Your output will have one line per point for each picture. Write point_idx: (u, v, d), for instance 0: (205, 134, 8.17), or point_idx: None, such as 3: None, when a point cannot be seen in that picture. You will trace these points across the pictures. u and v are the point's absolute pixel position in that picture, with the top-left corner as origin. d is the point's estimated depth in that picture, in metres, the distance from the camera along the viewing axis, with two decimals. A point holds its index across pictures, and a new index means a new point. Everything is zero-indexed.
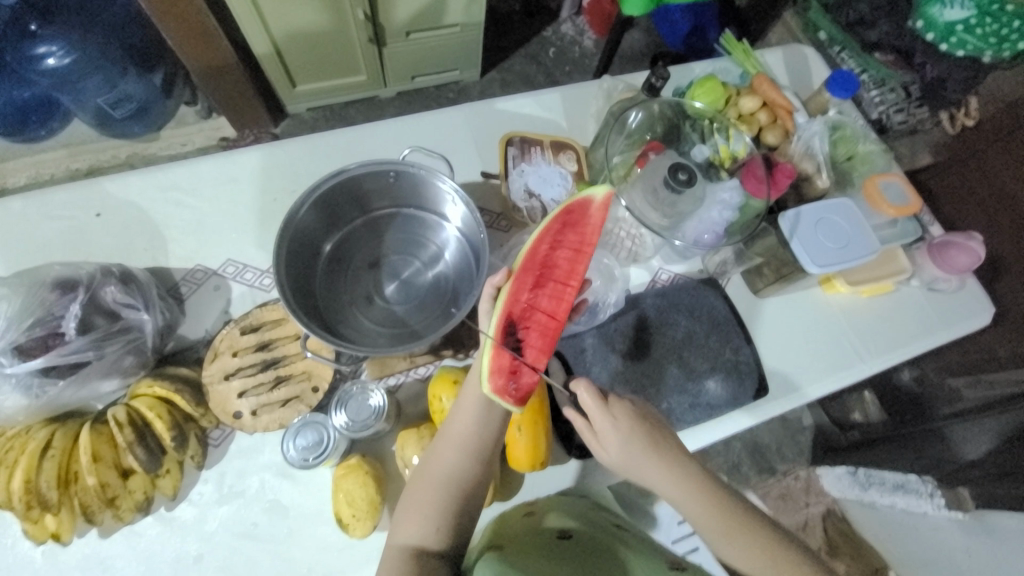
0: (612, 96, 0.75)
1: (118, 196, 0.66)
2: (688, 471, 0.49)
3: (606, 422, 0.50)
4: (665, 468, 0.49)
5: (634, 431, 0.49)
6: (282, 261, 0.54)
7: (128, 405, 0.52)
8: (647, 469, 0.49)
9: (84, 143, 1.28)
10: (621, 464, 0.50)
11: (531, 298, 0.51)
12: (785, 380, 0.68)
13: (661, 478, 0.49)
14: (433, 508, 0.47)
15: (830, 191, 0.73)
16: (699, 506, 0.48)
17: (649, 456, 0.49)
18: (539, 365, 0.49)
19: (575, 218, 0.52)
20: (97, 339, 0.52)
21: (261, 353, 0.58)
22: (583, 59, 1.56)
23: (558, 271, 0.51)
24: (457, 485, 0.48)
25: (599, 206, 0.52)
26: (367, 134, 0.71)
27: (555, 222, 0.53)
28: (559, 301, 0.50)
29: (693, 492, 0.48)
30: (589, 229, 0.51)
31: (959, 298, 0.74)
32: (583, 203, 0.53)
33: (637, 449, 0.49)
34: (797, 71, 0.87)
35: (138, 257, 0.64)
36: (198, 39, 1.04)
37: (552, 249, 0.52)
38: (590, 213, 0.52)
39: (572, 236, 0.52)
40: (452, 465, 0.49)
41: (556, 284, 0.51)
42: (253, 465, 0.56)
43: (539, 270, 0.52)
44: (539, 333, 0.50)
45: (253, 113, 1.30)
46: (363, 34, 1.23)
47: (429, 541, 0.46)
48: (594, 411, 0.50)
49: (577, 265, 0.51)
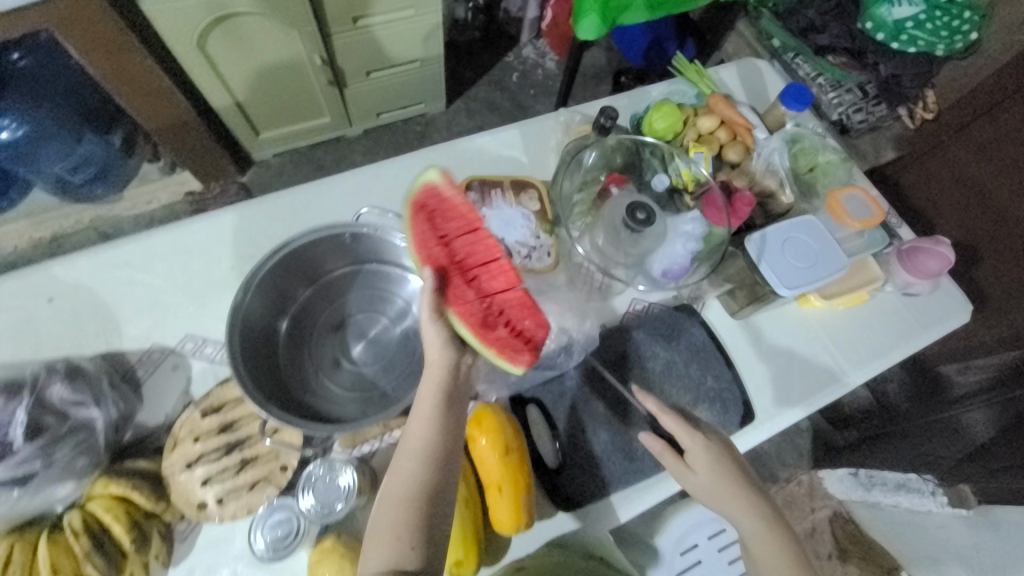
0: (570, 129, 0.75)
1: (68, 279, 0.63)
2: (763, 508, 0.53)
3: (693, 439, 0.55)
4: (749, 507, 0.53)
5: (718, 453, 0.55)
6: (238, 350, 0.52)
7: (84, 510, 0.49)
8: (731, 502, 0.53)
9: (47, 212, 1.25)
10: (706, 488, 0.54)
11: (478, 288, 0.53)
12: (772, 403, 0.66)
13: (741, 513, 0.53)
14: (405, 527, 0.45)
15: (796, 206, 0.73)
16: (766, 547, 0.51)
17: (732, 485, 0.53)
18: (538, 319, 0.53)
19: (435, 207, 0.55)
20: (46, 445, 0.49)
21: (224, 435, 0.55)
22: (547, 80, 1.57)
23: (472, 250, 0.55)
24: (425, 499, 0.46)
25: (446, 184, 0.56)
26: (324, 189, 0.69)
27: (426, 224, 0.55)
28: (497, 265, 0.54)
29: (767, 532, 0.52)
30: (454, 209, 0.55)
31: (936, 299, 0.74)
32: (429, 193, 0.56)
33: (721, 470, 0.54)
34: (753, 85, 0.87)
35: (88, 343, 0.60)
36: (151, 98, 1.03)
37: (446, 245, 0.54)
38: (448, 197, 0.55)
39: (450, 221, 0.55)
40: (415, 479, 0.47)
41: (479, 262, 0.54)
42: (224, 557, 0.53)
43: (457, 267, 0.54)
44: (515, 301, 0.53)
45: (218, 164, 1.29)
46: (323, 77, 1.22)
47: (406, 560, 0.44)
48: (678, 429, 0.56)
49: (476, 234, 0.55)
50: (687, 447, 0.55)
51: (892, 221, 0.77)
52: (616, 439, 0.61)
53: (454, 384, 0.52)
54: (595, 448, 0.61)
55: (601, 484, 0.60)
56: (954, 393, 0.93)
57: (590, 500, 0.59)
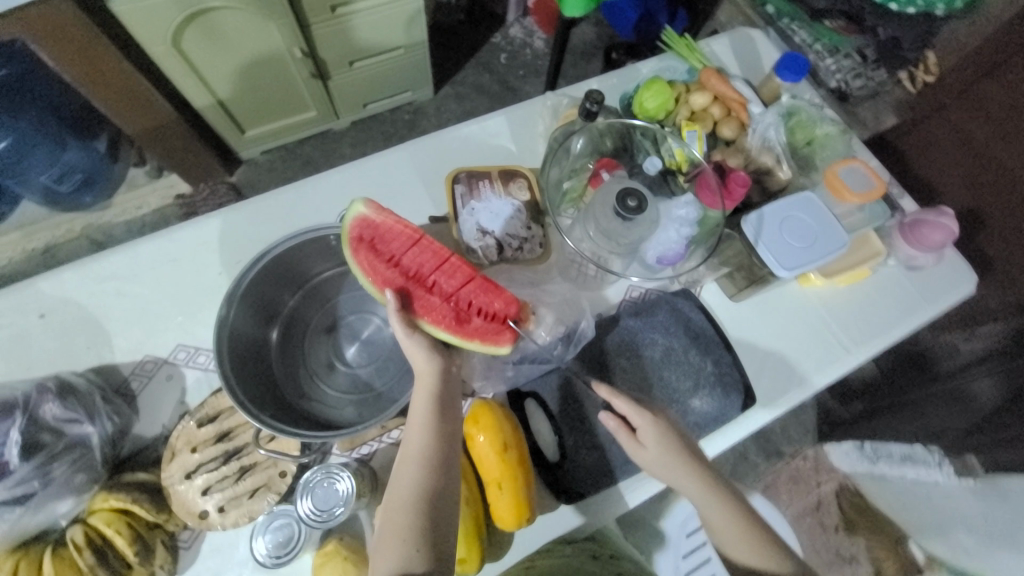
0: (558, 112, 0.73)
1: (56, 293, 0.61)
2: (709, 472, 0.52)
3: (645, 418, 0.53)
4: (695, 475, 0.51)
5: (668, 436, 0.52)
6: (230, 370, 0.51)
7: (87, 523, 0.49)
8: (680, 472, 0.51)
9: (38, 223, 1.20)
10: (658, 463, 0.52)
11: (441, 292, 0.53)
12: (772, 384, 0.66)
13: (688, 481, 0.51)
14: (408, 530, 0.45)
15: (794, 182, 0.71)
16: (715, 508, 0.51)
17: (682, 462, 0.52)
18: (504, 296, 0.53)
19: (372, 235, 0.54)
20: (45, 461, 0.49)
21: (222, 443, 0.54)
22: (536, 60, 1.53)
23: (423, 260, 0.54)
24: (426, 501, 0.46)
25: (374, 211, 0.54)
26: (308, 190, 0.67)
27: (368, 252, 0.53)
28: (450, 264, 0.54)
29: (715, 496, 0.51)
30: (390, 231, 0.54)
31: (939, 270, 0.72)
32: (362, 224, 0.54)
33: (674, 450, 0.52)
34: (747, 57, 0.84)
35: (81, 357, 0.59)
36: (132, 101, 1.00)
37: (395, 265, 0.53)
38: (379, 221, 0.54)
39: (391, 242, 0.54)
40: (413, 485, 0.46)
41: (433, 269, 0.54)
42: (229, 562, 0.53)
43: (414, 281, 0.53)
44: (478, 290, 0.53)
45: (206, 164, 1.26)
46: (304, 70, 1.18)
47: (414, 563, 0.44)
48: (631, 411, 0.53)
49: (420, 245, 0.54)
50: (638, 425, 0.53)
51: (894, 192, 0.75)
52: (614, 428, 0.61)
53: (447, 387, 0.51)
54: (594, 440, 0.60)
55: (602, 475, 0.59)
56: (951, 364, 1.00)
57: (592, 491, 0.59)
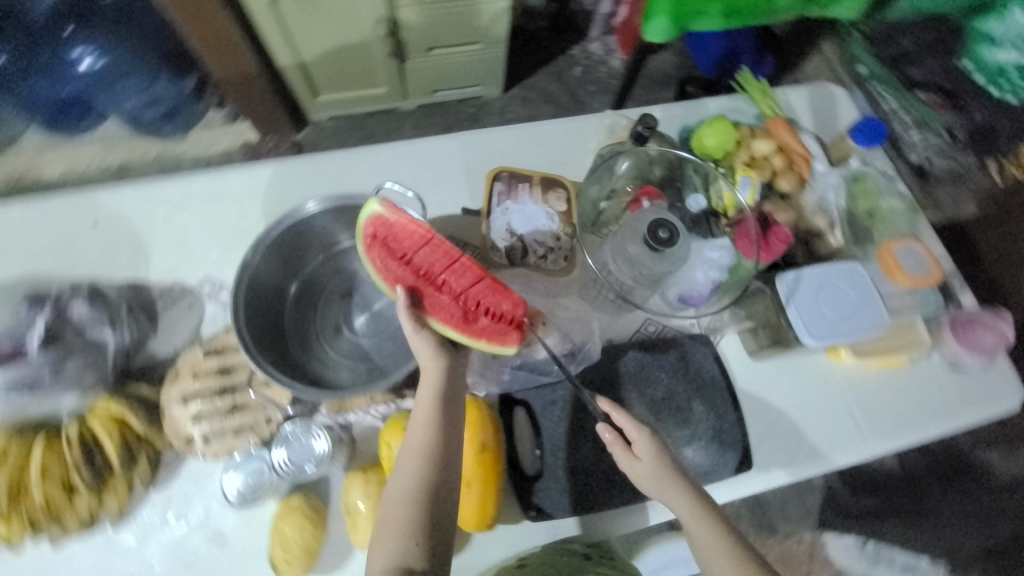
0: (614, 132, 0.72)
1: (112, 206, 0.66)
2: (699, 493, 0.51)
3: (642, 433, 0.52)
4: (686, 492, 0.50)
5: (662, 454, 0.51)
6: (243, 312, 0.53)
7: (83, 422, 0.52)
8: (672, 489, 0.50)
9: (117, 141, 1.28)
10: (650, 480, 0.51)
11: (451, 291, 0.52)
12: (773, 455, 0.62)
13: (678, 499, 0.50)
14: (408, 522, 0.46)
15: (843, 251, 0.67)
16: (705, 529, 0.49)
17: (676, 482, 0.50)
18: (512, 297, 0.52)
19: (385, 233, 0.52)
20: (58, 357, 0.53)
21: (221, 376, 0.56)
22: (609, 79, 1.53)
23: (434, 259, 0.53)
24: (425, 495, 0.47)
25: (387, 209, 0.53)
26: (356, 159, 0.70)
27: (381, 251, 0.52)
28: (461, 264, 0.53)
29: (704, 517, 0.49)
30: (404, 230, 0.52)
31: (986, 377, 0.66)
32: (375, 222, 0.53)
33: (667, 469, 0.51)
34: (823, 113, 0.80)
35: (120, 270, 0.64)
36: (224, 47, 1.07)
37: (406, 263, 0.52)
38: (393, 220, 0.52)
39: (404, 241, 0.52)
40: (413, 478, 0.47)
41: (444, 268, 0.53)
42: (200, 491, 0.55)
43: (424, 280, 0.52)
44: (487, 291, 0.52)
45: (276, 117, 1.32)
46: (384, 47, 1.23)
47: (412, 553, 0.45)
48: (629, 425, 0.52)
49: (432, 244, 0.53)
50: (634, 439, 0.52)
51: (954, 283, 0.70)
52: (598, 457, 0.59)
53: (452, 386, 0.51)
54: (574, 464, 0.58)
55: (574, 502, 0.58)
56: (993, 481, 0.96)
57: (561, 514, 0.57)
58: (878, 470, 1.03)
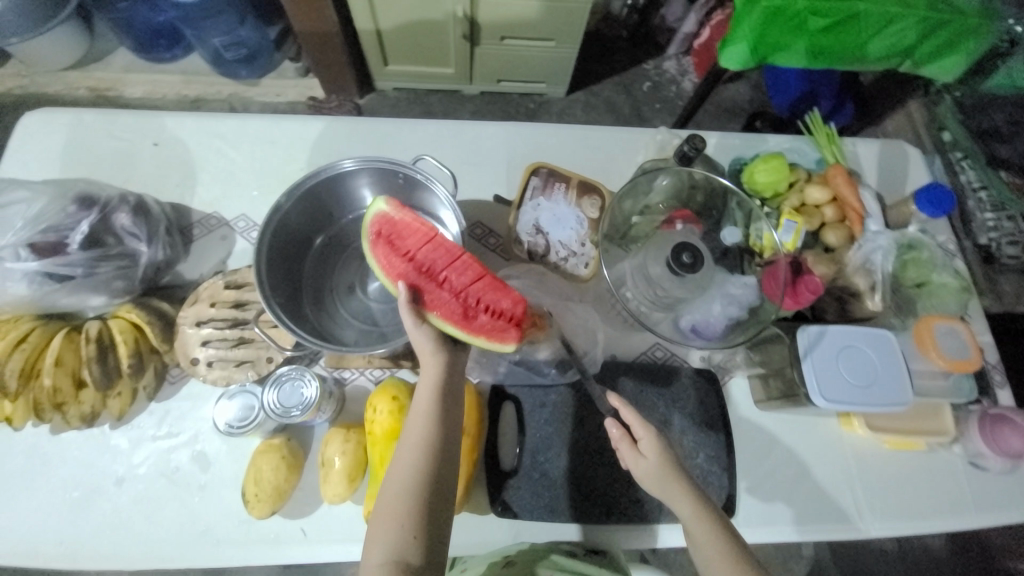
0: (664, 150, 0.70)
1: (173, 131, 0.70)
2: (704, 495, 0.48)
3: (648, 431, 0.49)
4: (690, 490, 0.47)
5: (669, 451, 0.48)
6: (264, 253, 0.55)
7: (104, 323, 0.56)
8: (676, 486, 0.47)
9: (197, 74, 1.35)
10: (654, 480, 0.48)
11: (451, 289, 0.52)
12: (759, 509, 0.59)
13: (680, 497, 0.47)
14: (407, 517, 0.44)
15: (879, 317, 0.64)
16: (709, 539, 0.46)
17: (682, 483, 0.47)
18: (512, 295, 0.52)
19: (391, 231, 0.53)
20: (94, 258, 0.56)
21: (235, 310, 0.59)
22: (676, 99, 1.50)
23: (436, 256, 0.53)
24: (424, 490, 0.45)
25: (394, 209, 0.54)
26: (405, 129, 0.71)
27: (384, 247, 0.52)
28: (462, 261, 0.53)
29: (707, 520, 0.46)
30: (408, 227, 0.53)
31: (1009, 483, 0.61)
32: (381, 221, 0.54)
33: (672, 469, 0.48)
34: (890, 172, 0.76)
35: (167, 192, 0.67)
36: (309, 4, 1.10)
37: (408, 260, 0.52)
38: (399, 218, 0.54)
39: (407, 238, 0.53)
40: (412, 471, 0.46)
41: (445, 265, 0.52)
42: (194, 412, 0.58)
43: (425, 276, 0.52)
44: (487, 289, 0.52)
45: (344, 79, 1.35)
46: (459, 29, 1.25)
47: (410, 549, 0.43)
48: (634, 420, 0.50)
49: (435, 241, 0.53)
50: (640, 436, 0.49)
51: (996, 376, 0.65)
52: (577, 469, 0.58)
53: (453, 377, 0.50)
54: (550, 469, 0.58)
55: (544, 508, 0.57)
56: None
57: (528, 516, 0.57)
58: (870, 555, 0.99)
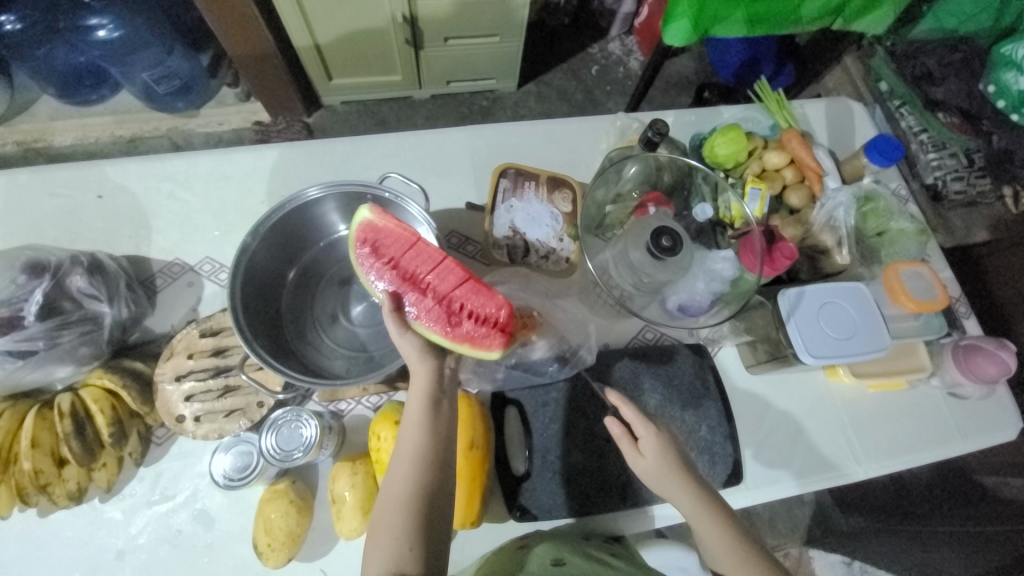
0: (624, 135, 0.71)
1: (117, 179, 0.66)
2: (706, 488, 0.48)
3: (648, 429, 0.49)
4: (690, 486, 0.48)
5: (668, 445, 0.49)
6: (239, 295, 0.53)
7: (76, 395, 0.52)
8: (676, 484, 0.48)
9: (130, 112, 1.28)
10: (653, 477, 0.48)
11: (436, 295, 0.51)
12: (765, 469, 0.61)
13: (681, 493, 0.48)
14: (403, 530, 0.43)
15: (848, 270, 0.66)
16: (706, 524, 0.47)
17: (680, 476, 0.48)
18: (495, 298, 0.51)
19: (374, 239, 0.52)
20: (55, 327, 0.52)
21: (216, 358, 0.56)
22: (626, 80, 1.51)
23: (420, 263, 0.52)
24: (421, 502, 0.44)
25: (378, 216, 0.53)
26: (362, 146, 0.69)
27: (369, 254, 0.51)
28: (446, 266, 0.52)
29: (708, 511, 0.47)
30: (392, 234, 0.52)
31: (983, 406, 0.65)
32: (366, 228, 0.52)
33: (672, 466, 0.48)
34: (838, 129, 0.79)
35: (121, 244, 0.64)
36: (242, 28, 1.04)
37: (392, 267, 0.51)
38: (382, 225, 0.52)
39: (390, 244, 0.52)
40: (408, 482, 0.45)
41: (429, 271, 0.52)
42: (189, 471, 0.55)
43: (410, 283, 0.51)
44: (471, 293, 0.51)
45: (289, 99, 1.30)
46: (401, 35, 1.22)
47: (407, 563, 0.42)
48: (634, 418, 0.50)
49: (418, 247, 0.52)
50: (640, 434, 0.49)
51: (959, 308, 0.69)
52: (587, 460, 0.59)
53: (443, 387, 0.49)
54: (561, 466, 0.58)
55: (562, 504, 0.57)
56: None
57: (547, 516, 0.57)
58: None
